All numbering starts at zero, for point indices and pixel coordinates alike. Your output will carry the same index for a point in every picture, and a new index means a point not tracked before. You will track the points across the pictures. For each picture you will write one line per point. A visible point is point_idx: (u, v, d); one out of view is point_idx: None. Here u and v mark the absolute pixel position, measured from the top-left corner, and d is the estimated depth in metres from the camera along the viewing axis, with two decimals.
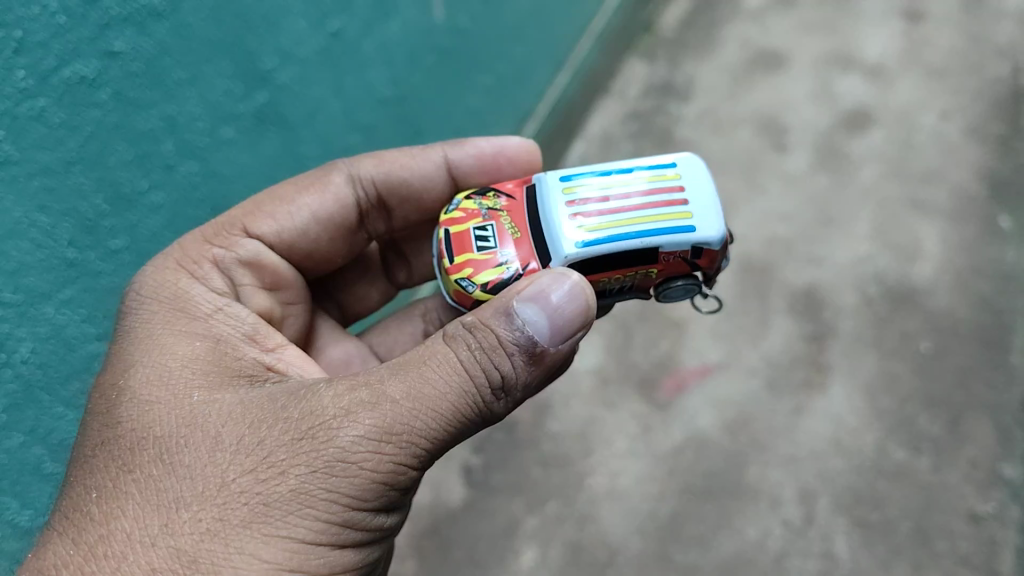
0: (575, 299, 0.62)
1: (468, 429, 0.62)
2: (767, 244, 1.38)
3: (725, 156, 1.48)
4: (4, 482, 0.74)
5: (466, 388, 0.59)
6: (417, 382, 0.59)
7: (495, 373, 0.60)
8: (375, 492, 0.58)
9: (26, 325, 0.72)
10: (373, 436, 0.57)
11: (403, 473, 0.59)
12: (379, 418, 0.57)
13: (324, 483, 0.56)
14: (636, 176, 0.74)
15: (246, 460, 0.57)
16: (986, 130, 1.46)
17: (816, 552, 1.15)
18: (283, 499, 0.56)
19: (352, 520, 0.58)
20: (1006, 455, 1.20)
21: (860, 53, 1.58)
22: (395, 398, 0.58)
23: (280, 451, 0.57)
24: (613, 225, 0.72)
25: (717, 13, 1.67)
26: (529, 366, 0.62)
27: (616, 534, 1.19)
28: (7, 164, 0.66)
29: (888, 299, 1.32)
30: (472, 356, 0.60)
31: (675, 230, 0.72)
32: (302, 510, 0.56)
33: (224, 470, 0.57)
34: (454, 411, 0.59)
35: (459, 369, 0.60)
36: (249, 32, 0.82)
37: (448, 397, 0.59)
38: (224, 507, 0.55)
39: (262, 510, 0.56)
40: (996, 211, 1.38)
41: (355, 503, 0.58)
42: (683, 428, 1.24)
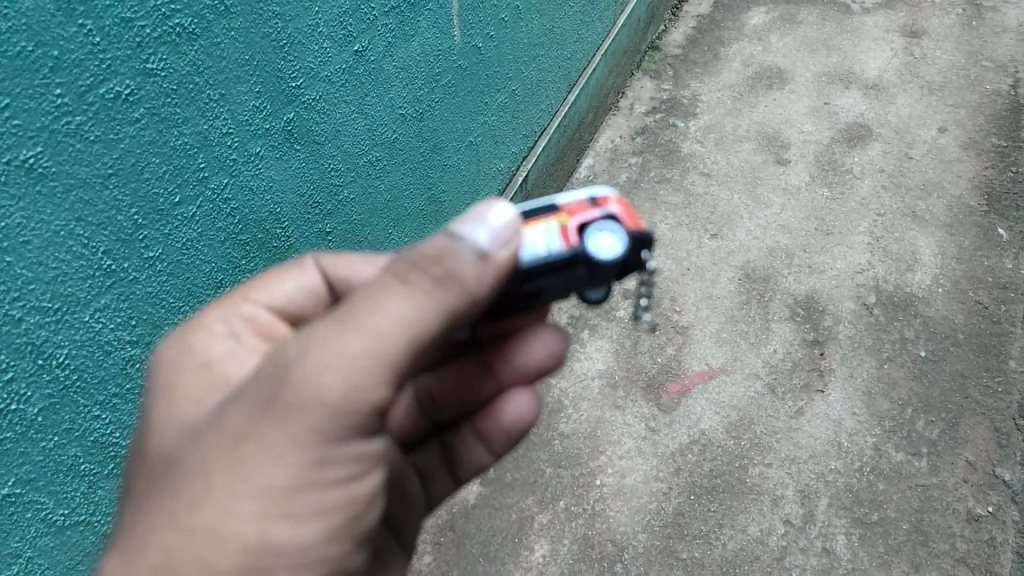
0: (496, 206, 0.59)
1: (432, 334, 0.55)
2: (768, 254, 1.46)
3: (730, 170, 1.58)
4: (41, 481, 0.76)
5: (412, 298, 0.54)
6: (359, 314, 0.54)
7: (444, 270, 0.54)
8: (344, 422, 0.55)
9: (64, 330, 0.72)
10: (319, 370, 0.53)
11: (370, 399, 0.55)
12: (324, 350, 0.54)
13: (279, 429, 0.54)
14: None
15: (216, 434, 0.56)
16: (982, 145, 1.55)
17: (817, 550, 1.17)
18: (255, 459, 0.54)
19: (331, 456, 0.56)
20: (1003, 458, 1.22)
21: (859, 71, 1.71)
22: (337, 330, 0.54)
23: (242, 419, 0.55)
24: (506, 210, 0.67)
25: (721, 34, 1.84)
26: (482, 263, 0.56)
27: (623, 531, 1.21)
28: (44, 178, 0.66)
29: (887, 307, 1.37)
30: (409, 267, 0.55)
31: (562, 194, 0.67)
32: (276, 460, 0.54)
33: (202, 449, 0.56)
34: (406, 325, 0.54)
35: (396, 284, 0.54)
36: (278, 52, 0.86)
37: (395, 318, 0.54)
38: (206, 481, 0.55)
39: (240, 473, 0.54)
40: (994, 222, 1.44)
41: (327, 439, 0.55)
42: (687, 429, 1.29)
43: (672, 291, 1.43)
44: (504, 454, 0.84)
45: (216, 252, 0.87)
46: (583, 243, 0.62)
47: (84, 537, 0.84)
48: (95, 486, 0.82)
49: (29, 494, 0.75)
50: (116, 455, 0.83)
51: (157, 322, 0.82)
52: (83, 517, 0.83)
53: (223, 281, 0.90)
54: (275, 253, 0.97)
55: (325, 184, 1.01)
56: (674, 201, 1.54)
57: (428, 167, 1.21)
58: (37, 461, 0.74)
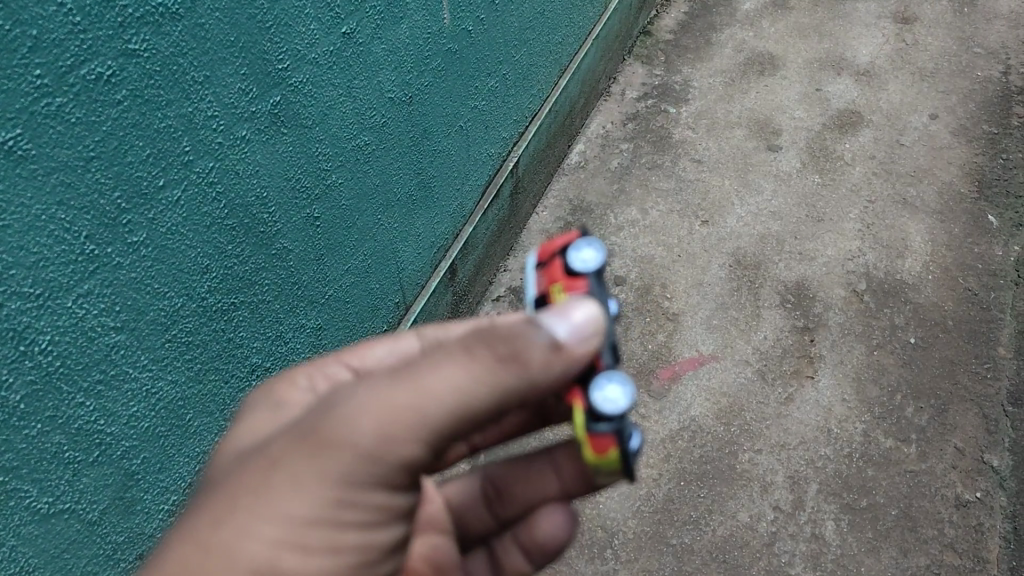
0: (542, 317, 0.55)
1: (480, 401, 0.54)
2: (759, 240, 1.45)
3: (721, 156, 1.57)
4: (24, 469, 0.75)
5: (467, 370, 0.53)
6: (411, 371, 0.55)
7: (505, 351, 0.53)
8: (372, 468, 0.55)
9: (46, 316, 0.71)
10: (363, 414, 0.54)
11: (400, 450, 0.55)
12: (369, 398, 0.54)
13: (322, 466, 0.54)
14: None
15: (256, 456, 0.56)
16: (974, 131, 1.55)
17: (806, 536, 1.17)
18: (281, 485, 0.54)
19: (352, 499, 0.55)
20: (992, 445, 1.23)
21: (851, 58, 1.70)
22: (386, 383, 0.55)
23: (280, 445, 0.56)
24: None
25: (713, 21, 1.83)
26: (550, 356, 0.53)
27: (613, 517, 1.21)
28: (23, 161, 0.65)
29: (877, 294, 1.37)
30: (471, 339, 0.55)
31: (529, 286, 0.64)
32: (301, 490, 0.54)
33: (241, 467, 0.57)
34: (456, 397, 0.53)
35: (457, 355, 0.54)
36: (263, 33, 0.85)
37: (443, 383, 0.53)
38: (232, 500, 0.55)
39: (263, 497, 0.54)
40: (984, 209, 1.45)
41: (352, 480, 0.55)
42: (677, 416, 1.29)
43: (663, 278, 1.43)
44: (544, 563, 0.76)
45: (202, 237, 0.86)
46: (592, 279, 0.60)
47: (69, 526, 0.83)
48: (80, 474, 0.81)
49: (12, 481, 0.74)
50: (101, 442, 0.82)
51: (141, 308, 0.81)
52: (68, 505, 0.81)
53: (210, 268, 0.88)
54: (262, 239, 0.95)
55: (313, 169, 1.00)
56: (665, 187, 1.54)
57: (418, 152, 1.20)
58: (18, 448, 0.73)
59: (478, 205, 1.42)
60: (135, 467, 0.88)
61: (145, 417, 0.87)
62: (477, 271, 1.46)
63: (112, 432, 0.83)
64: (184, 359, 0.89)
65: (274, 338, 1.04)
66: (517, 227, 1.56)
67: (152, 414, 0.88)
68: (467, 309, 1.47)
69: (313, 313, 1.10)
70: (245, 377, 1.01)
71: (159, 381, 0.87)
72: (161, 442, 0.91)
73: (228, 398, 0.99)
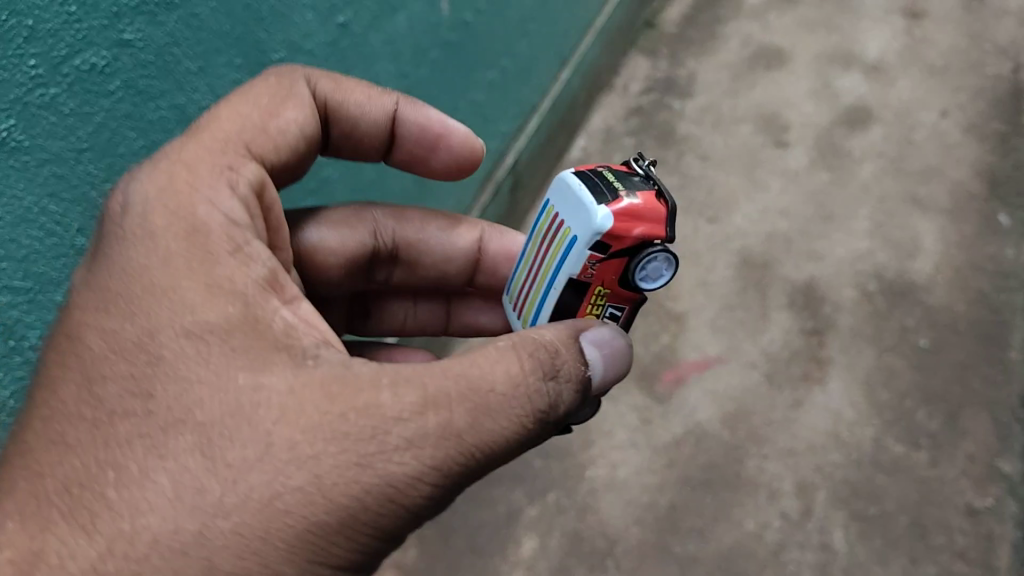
0: (601, 352, 0.58)
1: (517, 451, 0.55)
2: (767, 240, 1.41)
3: (727, 152, 1.53)
4: None
5: (531, 421, 0.53)
6: (483, 411, 0.51)
7: (559, 406, 0.55)
8: (407, 519, 0.51)
9: (35, 315, 0.66)
10: (429, 456, 0.50)
11: (441, 500, 0.52)
12: (439, 440, 0.50)
13: (361, 511, 0.49)
14: (530, 237, 0.65)
15: (296, 477, 0.48)
16: (985, 128, 1.52)
17: (813, 544, 1.15)
18: (325, 526, 0.48)
19: (375, 548, 0.51)
20: (1004, 450, 1.19)
21: (861, 52, 1.66)
22: (461, 426, 0.50)
23: (331, 474, 0.48)
24: (540, 290, 0.63)
25: (720, 11, 1.77)
26: (574, 402, 0.57)
27: (615, 525, 1.19)
28: (17, 151, 0.61)
29: (887, 294, 1.34)
30: (541, 381, 0.54)
31: (569, 252, 0.59)
32: (343, 536, 0.49)
33: (271, 487, 0.47)
34: (513, 446, 0.53)
35: (529, 399, 0.53)
36: (258, 23, 0.80)
37: (509, 430, 0.52)
38: (267, 530, 0.47)
39: (305, 539, 0.47)
40: (996, 209, 1.41)
41: (384, 531, 0.50)
42: (682, 421, 1.25)
43: None
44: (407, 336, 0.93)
45: None
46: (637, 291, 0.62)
47: None
48: None
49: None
50: None
51: None
52: None
53: None
54: None
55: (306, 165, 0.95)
56: (670, 184, 1.50)
57: None
58: None
59: (477, 200, 1.37)
60: None
61: None
62: None
63: None
64: None
65: None
66: (517, 224, 1.52)
67: None
68: None
69: None
70: None
71: None
72: None
73: None
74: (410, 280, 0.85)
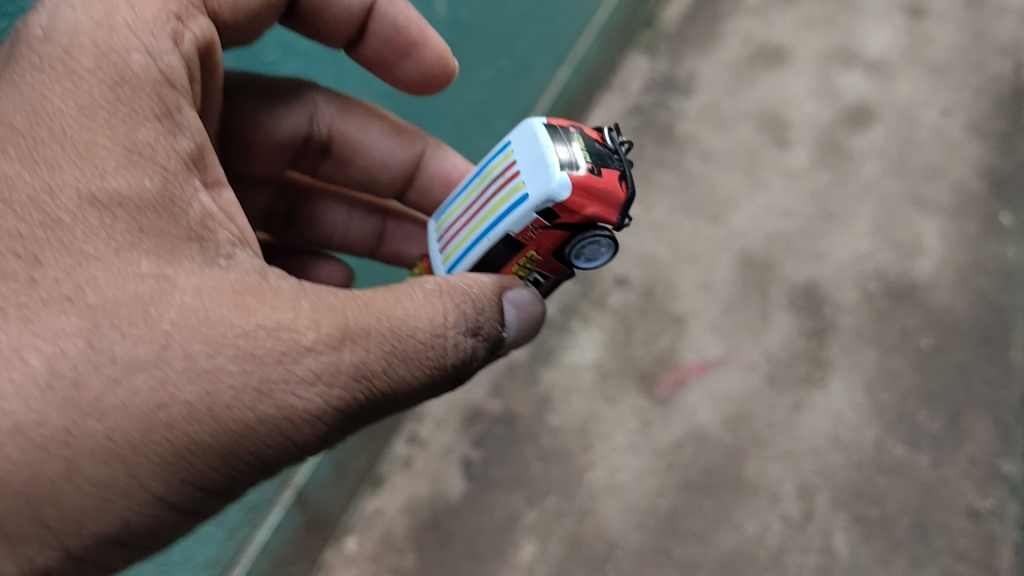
0: (517, 315, 0.65)
1: (407, 405, 0.58)
2: (767, 240, 1.40)
3: (726, 151, 1.52)
4: None
5: (432, 373, 0.57)
6: (394, 356, 0.55)
7: (461, 363, 0.60)
8: (282, 456, 0.52)
9: None
10: (324, 393, 0.52)
11: (321, 442, 0.54)
12: (343, 379, 0.52)
13: (243, 444, 0.50)
14: (481, 174, 0.70)
15: (188, 391, 0.48)
16: (987, 127, 1.50)
17: (814, 547, 1.13)
18: (207, 448, 0.49)
19: (242, 479, 0.52)
20: (1006, 451, 1.18)
21: (862, 50, 1.64)
22: (368, 369, 0.54)
23: (226, 395, 0.49)
24: (476, 227, 0.69)
25: (720, 9, 1.75)
26: (474, 361, 0.61)
27: (615, 528, 1.18)
28: None
29: (888, 295, 1.33)
30: (448, 333, 0.58)
31: (517, 205, 0.64)
32: (218, 458, 0.50)
33: (161, 400, 0.47)
34: (407, 397, 0.57)
35: (437, 352, 0.57)
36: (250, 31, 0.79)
37: (410, 380, 0.56)
38: (144, 440, 0.47)
39: (180, 455, 0.48)
40: (997, 209, 1.40)
41: (258, 464, 0.52)
42: (682, 423, 1.24)
43: (666, 278, 1.38)
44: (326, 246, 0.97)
45: None
46: (566, 260, 0.71)
47: None
48: None
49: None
50: None
51: None
52: None
53: None
54: None
55: None
56: (669, 184, 1.49)
57: None
58: None
59: None
60: None
61: None
62: None
63: None
64: None
65: None
66: None
67: None
68: None
69: None
70: None
71: None
72: None
73: None
74: (339, 174, 0.90)
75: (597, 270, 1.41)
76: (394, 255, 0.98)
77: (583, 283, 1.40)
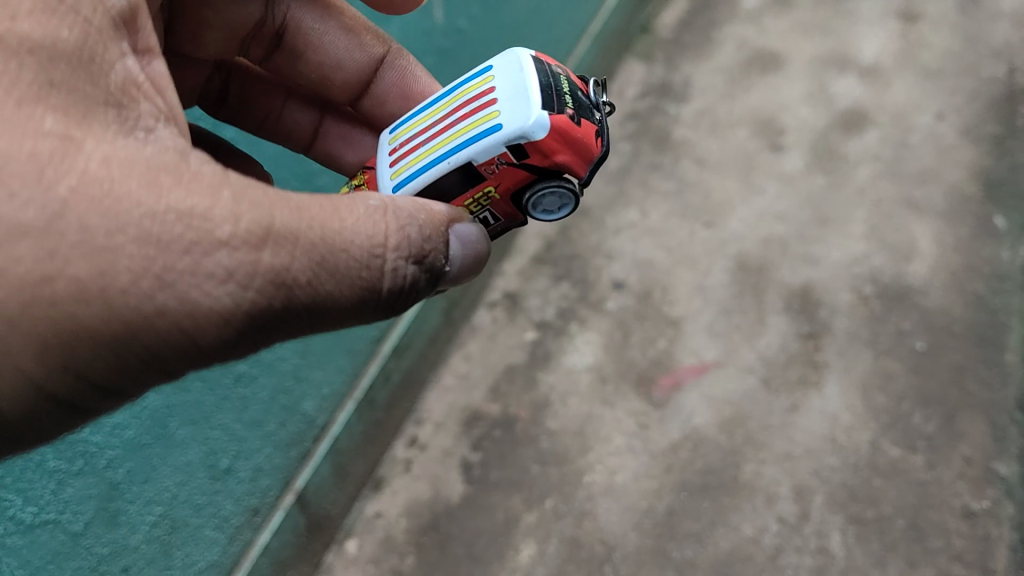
0: (458, 251, 0.69)
1: (324, 319, 0.60)
2: (763, 244, 1.41)
3: (722, 155, 1.53)
4: (8, 478, 0.78)
5: (356, 290, 0.60)
6: (321, 267, 0.57)
7: (388, 285, 0.62)
8: (184, 347, 0.54)
9: None
10: (233, 289, 0.53)
11: (230, 341, 0.56)
12: (261, 280, 0.54)
13: (144, 330, 0.51)
14: (451, 95, 0.74)
15: (87, 268, 0.49)
16: (981, 130, 1.51)
17: (811, 549, 1.14)
18: (108, 327, 0.50)
19: (139, 362, 0.53)
20: (1001, 452, 1.19)
21: (857, 54, 1.66)
22: (290, 275, 0.55)
23: (129, 280, 0.50)
24: (438, 145, 0.72)
25: (715, 14, 1.77)
26: (404, 285, 0.63)
27: (613, 530, 1.19)
28: None
29: (883, 298, 1.34)
30: (374, 251, 0.60)
31: (488, 131, 0.69)
32: (117, 339, 0.51)
33: (61, 270, 0.48)
34: (326, 309, 0.59)
35: (364, 269, 0.60)
36: None
37: (332, 293, 0.58)
38: (40, 308, 0.48)
39: (74, 330, 0.49)
40: (992, 211, 1.41)
41: (158, 351, 0.53)
42: (679, 426, 1.25)
43: (663, 282, 1.39)
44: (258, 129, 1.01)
45: None
46: (522, 207, 0.76)
47: (54, 537, 0.86)
48: (64, 484, 0.84)
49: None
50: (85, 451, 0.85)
51: None
52: (53, 517, 0.85)
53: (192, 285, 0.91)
54: None
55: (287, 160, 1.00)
56: (666, 188, 1.50)
57: None
58: None
59: None
60: (120, 477, 0.91)
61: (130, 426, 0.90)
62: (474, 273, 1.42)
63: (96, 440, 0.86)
64: None
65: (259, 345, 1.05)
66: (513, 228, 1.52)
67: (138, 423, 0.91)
68: (461, 315, 1.42)
69: None
70: (231, 385, 1.03)
71: None
72: (146, 452, 0.93)
73: (214, 406, 1.01)
74: (290, 68, 0.94)
75: (594, 274, 1.43)
76: (326, 158, 1.02)
77: (580, 287, 1.42)
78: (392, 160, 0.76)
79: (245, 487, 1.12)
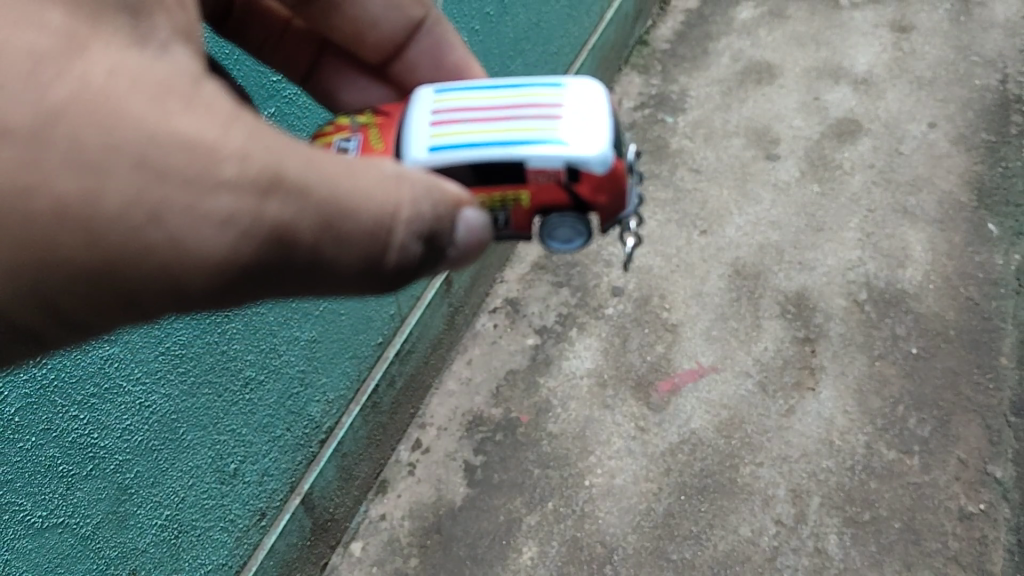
0: (471, 235, 0.59)
1: (319, 285, 0.53)
2: (758, 251, 1.44)
3: (718, 164, 1.56)
4: (19, 482, 0.80)
5: (360, 262, 0.52)
6: (326, 228, 0.50)
7: (397, 261, 0.53)
8: (164, 290, 0.48)
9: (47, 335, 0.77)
10: (227, 235, 0.47)
11: (213, 293, 0.50)
12: (260, 231, 0.48)
13: (122, 264, 0.46)
14: (519, 87, 0.66)
15: (69, 182, 0.43)
16: (974, 138, 1.54)
17: (808, 550, 1.17)
18: (87, 256, 0.45)
19: (111, 299, 0.48)
20: (995, 455, 1.21)
21: (850, 65, 1.69)
22: (291, 231, 0.49)
23: (114, 206, 0.44)
24: (491, 132, 0.64)
25: (710, 27, 1.81)
26: (416, 261, 0.55)
27: (613, 532, 1.21)
28: None
29: (878, 305, 1.36)
30: (386, 218, 0.52)
31: (550, 144, 0.64)
32: (93, 269, 0.46)
33: (42, 183, 0.43)
34: (324, 274, 0.52)
35: (373, 238, 0.51)
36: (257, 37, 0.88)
37: (333, 259, 0.51)
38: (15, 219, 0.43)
39: (47, 252, 0.44)
40: (985, 218, 1.43)
41: (135, 290, 0.48)
42: (676, 430, 1.28)
43: (661, 289, 1.42)
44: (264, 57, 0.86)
45: None
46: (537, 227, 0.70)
47: (63, 540, 0.89)
48: (73, 488, 0.87)
49: (6, 494, 0.80)
50: (94, 456, 0.88)
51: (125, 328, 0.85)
52: (61, 519, 0.87)
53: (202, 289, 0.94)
54: None
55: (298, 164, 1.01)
56: (663, 197, 1.53)
57: None
58: (12, 458, 0.79)
59: None
60: (128, 481, 0.93)
61: (139, 431, 0.92)
62: (476, 279, 1.45)
63: (104, 445, 0.88)
64: (178, 372, 0.94)
65: (267, 351, 1.07)
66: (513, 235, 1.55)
67: (146, 427, 0.93)
68: (463, 320, 1.45)
69: (308, 327, 1.13)
70: (239, 391, 1.05)
71: (153, 395, 0.92)
72: (154, 456, 0.96)
73: (222, 412, 1.03)
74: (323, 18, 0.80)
75: (593, 281, 1.45)
76: (323, 93, 0.87)
77: (580, 293, 1.44)
78: (427, 123, 0.66)
79: (252, 490, 1.14)
